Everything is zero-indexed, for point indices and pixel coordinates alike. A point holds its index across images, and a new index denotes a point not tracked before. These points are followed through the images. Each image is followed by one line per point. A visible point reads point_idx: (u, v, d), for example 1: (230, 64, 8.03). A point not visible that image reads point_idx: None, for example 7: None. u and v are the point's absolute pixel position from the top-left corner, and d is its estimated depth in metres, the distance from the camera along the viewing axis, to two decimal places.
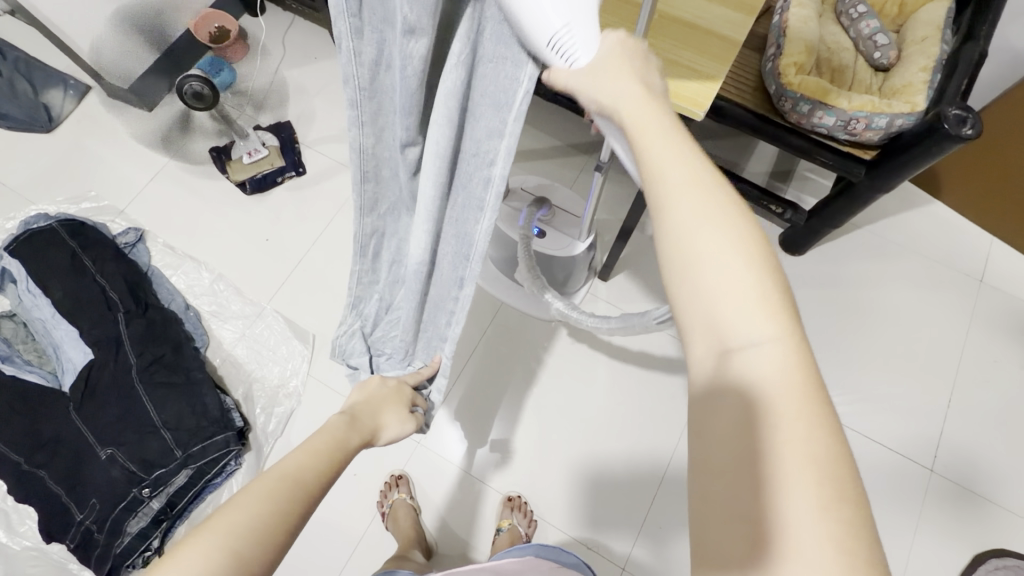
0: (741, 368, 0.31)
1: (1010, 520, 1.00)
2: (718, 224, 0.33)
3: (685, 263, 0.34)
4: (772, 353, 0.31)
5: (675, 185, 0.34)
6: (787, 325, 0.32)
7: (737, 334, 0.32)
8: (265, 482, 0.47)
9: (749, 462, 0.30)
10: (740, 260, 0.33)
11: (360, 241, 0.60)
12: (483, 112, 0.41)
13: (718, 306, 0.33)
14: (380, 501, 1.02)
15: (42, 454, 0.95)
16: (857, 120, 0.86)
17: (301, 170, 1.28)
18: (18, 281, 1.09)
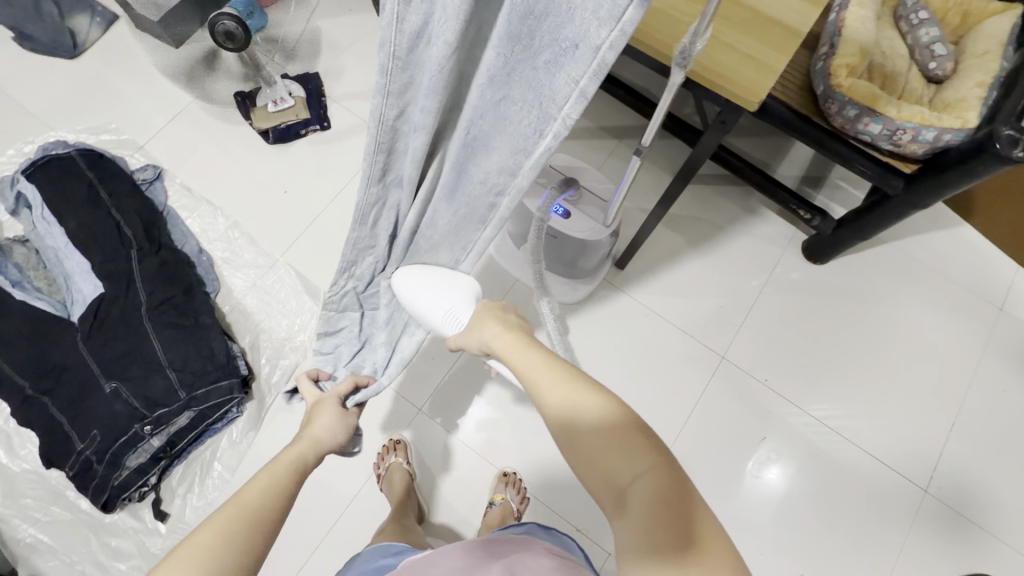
0: (635, 491, 0.43)
1: (998, 547, 1.00)
2: (591, 404, 0.48)
3: (577, 440, 0.47)
4: (650, 483, 0.43)
5: (555, 386, 0.51)
6: (652, 453, 0.44)
7: (623, 475, 0.44)
8: (218, 519, 0.51)
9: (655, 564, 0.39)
10: (605, 425, 0.47)
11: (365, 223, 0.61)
12: (523, 98, 0.43)
13: (602, 463, 0.46)
14: (378, 462, 1.03)
15: (46, 381, 0.95)
16: (903, 131, 0.84)
17: (325, 124, 1.25)
18: (34, 206, 1.08)
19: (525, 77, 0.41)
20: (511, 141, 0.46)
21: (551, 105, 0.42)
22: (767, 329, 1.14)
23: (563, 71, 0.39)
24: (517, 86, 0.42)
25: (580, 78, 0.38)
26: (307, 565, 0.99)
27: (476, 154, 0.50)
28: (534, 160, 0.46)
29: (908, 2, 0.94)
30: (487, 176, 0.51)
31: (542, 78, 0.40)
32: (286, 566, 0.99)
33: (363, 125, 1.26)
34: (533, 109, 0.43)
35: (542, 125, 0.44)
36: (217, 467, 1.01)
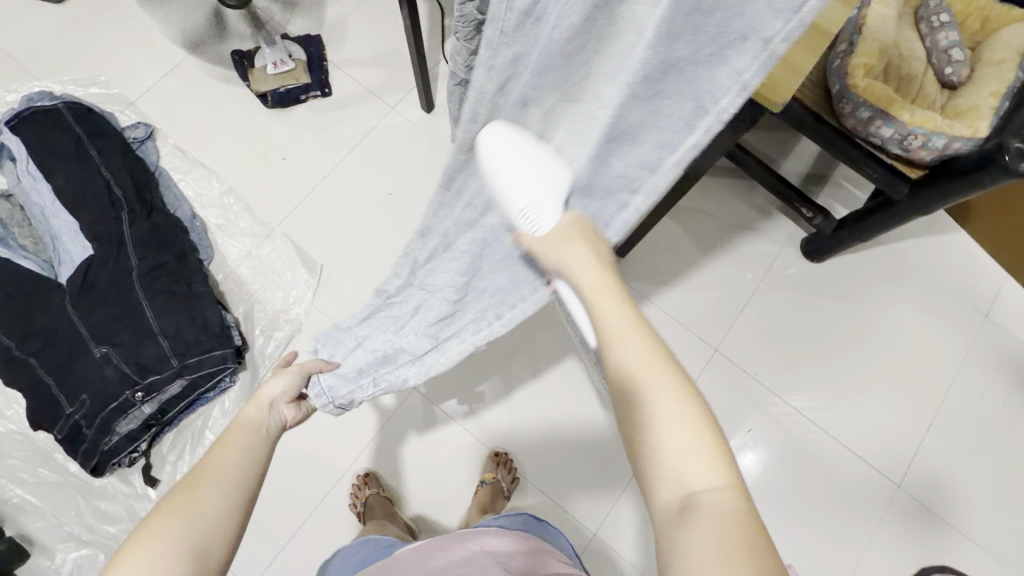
0: (687, 464, 0.42)
1: (962, 542, 1.05)
2: (673, 395, 0.45)
3: (654, 420, 0.44)
4: (721, 498, 0.40)
5: (650, 370, 0.46)
6: (728, 469, 0.42)
7: (694, 478, 0.42)
8: (194, 489, 0.49)
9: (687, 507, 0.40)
10: (689, 416, 0.44)
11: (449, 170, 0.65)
12: (678, 96, 0.47)
13: (672, 457, 0.43)
14: (352, 501, 1.01)
15: (33, 343, 0.93)
16: (914, 137, 0.83)
17: (326, 91, 1.21)
18: (18, 160, 1.04)
19: (686, 74, 0.45)
20: (659, 136, 0.51)
21: (708, 101, 0.46)
22: (761, 323, 1.16)
23: (728, 66, 0.43)
24: (672, 79, 0.46)
25: (746, 72, 0.42)
26: (297, 533, 1.00)
27: (618, 147, 0.54)
28: (680, 154, 0.51)
29: (930, 3, 0.93)
30: (628, 169, 0.55)
31: (702, 74, 0.44)
32: (277, 533, 1.00)
33: (366, 94, 1.22)
34: (687, 101, 0.47)
35: (694, 120, 0.48)
36: (209, 436, 1.01)
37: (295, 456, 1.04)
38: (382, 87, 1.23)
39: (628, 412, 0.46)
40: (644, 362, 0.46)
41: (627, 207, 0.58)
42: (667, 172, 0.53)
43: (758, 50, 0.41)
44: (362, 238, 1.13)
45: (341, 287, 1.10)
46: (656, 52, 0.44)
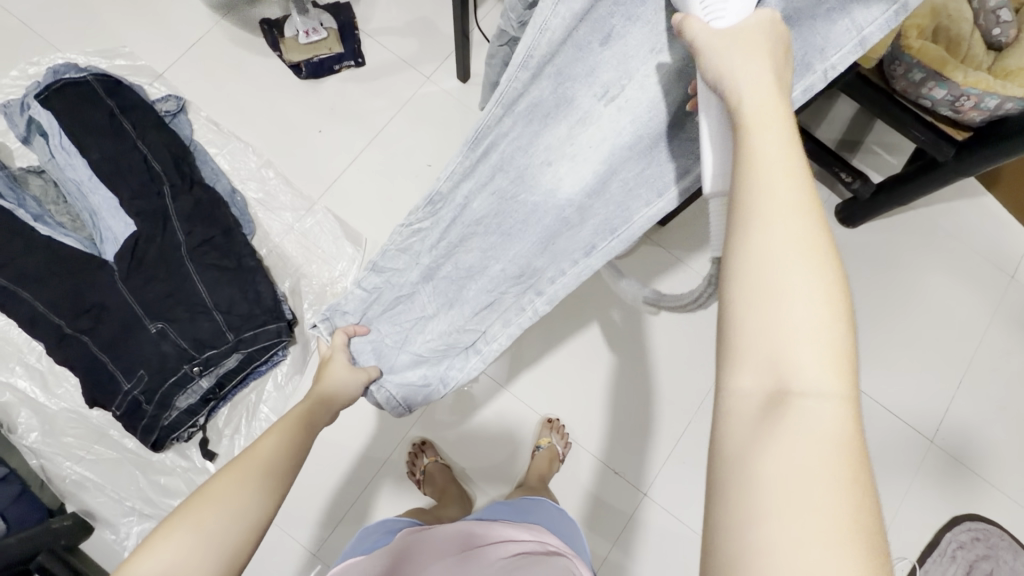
0: (807, 404, 0.27)
1: (990, 491, 1.11)
2: (806, 269, 0.29)
3: (766, 294, 0.29)
4: (828, 411, 0.27)
5: (775, 217, 0.30)
6: (852, 380, 0.28)
7: (800, 376, 0.27)
8: (233, 472, 0.52)
9: (801, 462, 0.25)
10: (820, 291, 0.29)
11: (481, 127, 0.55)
12: (790, 52, 0.46)
13: (780, 337, 0.28)
14: (411, 469, 1.04)
15: (84, 321, 0.91)
16: (967, 97, 0.83)
17: (360, 60, 1.19)
18: (49, 134, 1.00)
19: (802, 27, 0.44)
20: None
21: (820, 57, 0.46)
22: None
23: (849, 18, 0.44)
24: (793, 30, 0.44)
25: (868, 25, 0.44)
26: (358, 500, 1.04)
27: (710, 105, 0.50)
28: (781, 116, 0.49)
29: None
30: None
31: (820, 27, 0.44)
32: (339, 500, 1.03)
33: (400, 64, 1.20)
34: (796, 61, 0.46)
35: (798, 83, 0.47)
36: (264, 410, 1.02)
37: (350, 427, 1.06)
38: (416, 57, 1.21)
39: (732, 268, 0.30)
40: (766, 204, 0.31)
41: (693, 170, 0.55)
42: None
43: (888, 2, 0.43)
44: (405, 210, 1.13)
45: None
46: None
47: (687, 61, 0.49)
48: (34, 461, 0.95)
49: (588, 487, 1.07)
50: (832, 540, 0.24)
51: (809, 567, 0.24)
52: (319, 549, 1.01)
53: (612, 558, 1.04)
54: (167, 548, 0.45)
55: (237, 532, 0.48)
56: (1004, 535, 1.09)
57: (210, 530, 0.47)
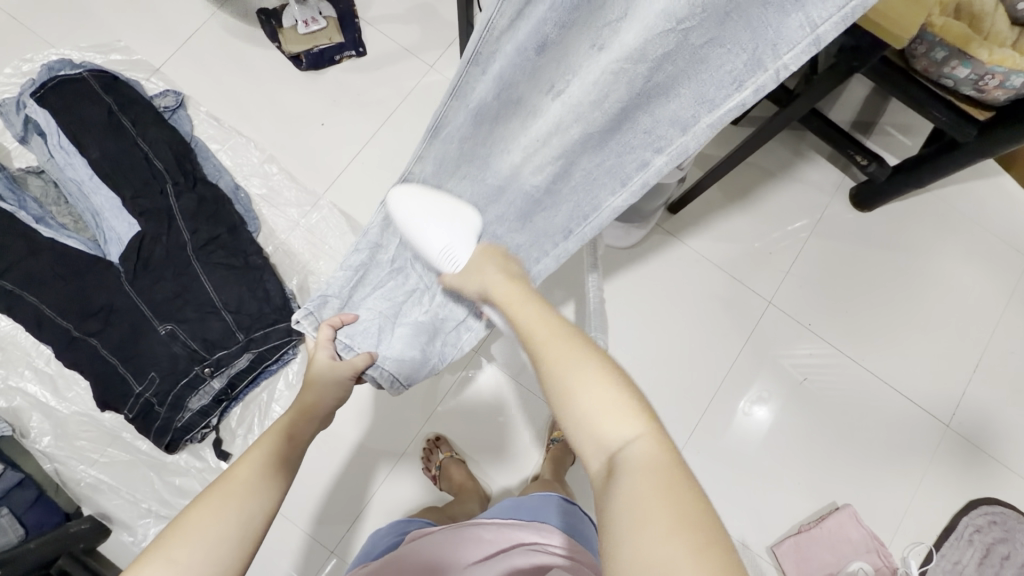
0: (627, 458, 0.39)
1: (1005, 474, 1.11)
2: (587, 368, 0.44)
3: (568, 394, 0.44)
4: (640, 450, 0.40)
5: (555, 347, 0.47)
6: (647, 421, 0.41)
7: (609, 437, 0.41)
8: (220, 491, 0.51)
9: (642, 503, 0.36)
10: (606, 382, 0.43)
11: (438, 117, 0.57)
12: (738, 42, 0.44)
13: (594, 424, 0.42)
14: (426, 465, 1.04)
15: (92, 323, 0.90)
16: (992, 75, 0.79)
17: (361, 50, 1.16)
18: (47, 134, 0.98)
19: (750, 14, 0.42)
20: (699, 89, 0.47)
21: (768, 54, 0.43)
22: (813, 275, 1.17)
23: (803, 12, 0.40)
24: (734, 22, 0.43)
25: (822, 21, 0.40)
26: (374, 496, 1.04)
27: (653, 100, 0.50)
28: (717, 114, 0.48)
29: None
30: (656, 126, 0.51)
31: (771, 18, 0.41)
32: (356, 497, 1.04)
33: (402, 53, 1.17)
34: (739, 56, 0.44)
35: (738, 83, 0.45)
36: (276, 408, 1.02)
37: (364, 423, 1.06)
38: (419, 45, 1.18)
39: (549, 393, 0.45)
40: (553, 345, 0.47)
41: (648, 166, 0.54)
42: (701, 132, 0.49)
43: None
44: None
45: None
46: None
47: (625, 59, 0.49)
48: (48, 465, 0.95)
49: None
50: (673, 537, 0.34)
51: (665, 563, 0.33)
52: (336, 545, 1.02)
53: None
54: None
55: (219, 559, 0.47)
56: (1021, 518, 1.08)
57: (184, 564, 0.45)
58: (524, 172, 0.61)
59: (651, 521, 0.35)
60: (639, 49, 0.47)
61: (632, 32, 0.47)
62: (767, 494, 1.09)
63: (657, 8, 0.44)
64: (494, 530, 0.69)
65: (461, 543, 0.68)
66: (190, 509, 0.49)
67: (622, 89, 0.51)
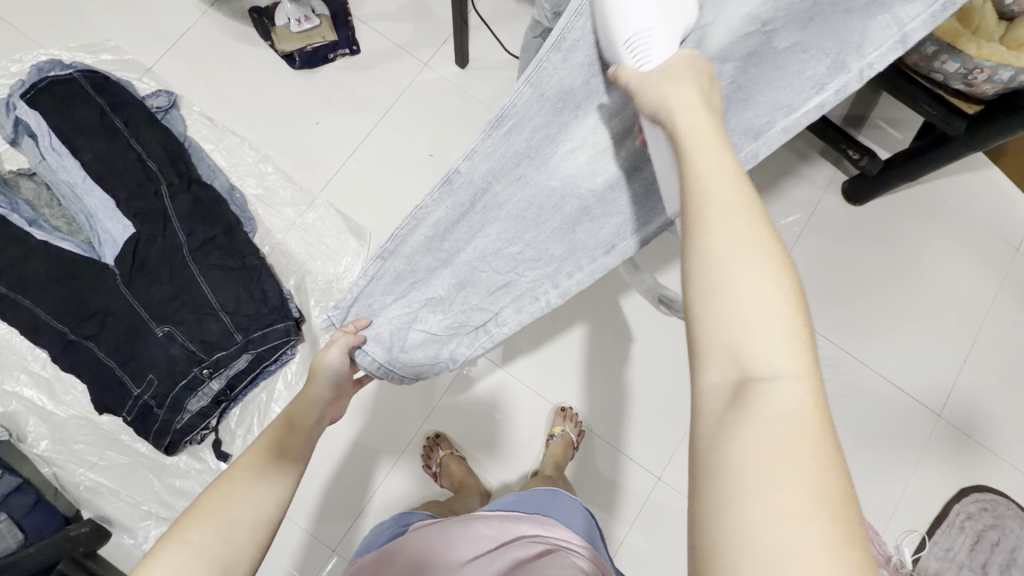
0: (775, 394, 0.29)
1: (995, 462, 1.13)
2: (761, 272, 0.32)
3: (721, 290, 0.32)
4: (789, 392, 0.29)
5: (726, 221, 0.34)
6: (810, 365, 0.31)
7: (759, 363, 0.31)
8: (226, 487, 0.51)
9: (780, 461, 0.27)
10: (774, 290, 0.32)
11: (506, 106, 0.52)
12: (814, 50, 0.54)
13: (736, 337, 0.31)
14: (426, 463, 1.04)
15: (89, 326, 0.89)
16: (980, 70, 0.80)
17: (355, 48, 1.15)
18: (39, 136, 0.97)
19: (833, 22, 0.52)
20: (777, 96, 0.57)
21: (848, 57, 0.54)
22: (807, 268, 1.18)
23: (890, 15, 0.52)
24: (815, 28, 0.53)
25: (908, 21, 0.52)
26: (375, 494, 1.05)
27: (732, 107, 0.58)
28: (800, 113, 0.58)
29: None
30: (731, 134, 0.59)
31: (852, 23, 0.52)
32: (357, 495, 1.04)
33: (396, 50, 1.17)
34: (820, 61, 0.55)
35: (818, 86, 0.56)
36: (276, 409, 1.02)
37: (363, 421, 1.06)
38: (412, 43, 1.17)
39: (688, 274, 0.34)
40: (723, 210, 0.35)
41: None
42: (773, 137, 0.59)
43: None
44: (409, 202, 1.11)
45: None
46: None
47: (710, 63, 0.53)
48: (47, 469, 0.95)
49: (602, 473, 1.08)
50: (807, 517, 0.26)
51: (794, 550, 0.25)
52: (338, 543, 1.02)
53: (627, 542, 1.05)
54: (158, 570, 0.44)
55: (246, 533, 0.49)
56: (1011, 504, 1.10)
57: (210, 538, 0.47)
58: (584, 175, 0.60)
59: (786, 493, 0.26)
60: (723, 52, 0.53)
61: (719, 35, 0.52)
62: None
63: (744, 12, 0.51)
64: (498, 519, 0.71)
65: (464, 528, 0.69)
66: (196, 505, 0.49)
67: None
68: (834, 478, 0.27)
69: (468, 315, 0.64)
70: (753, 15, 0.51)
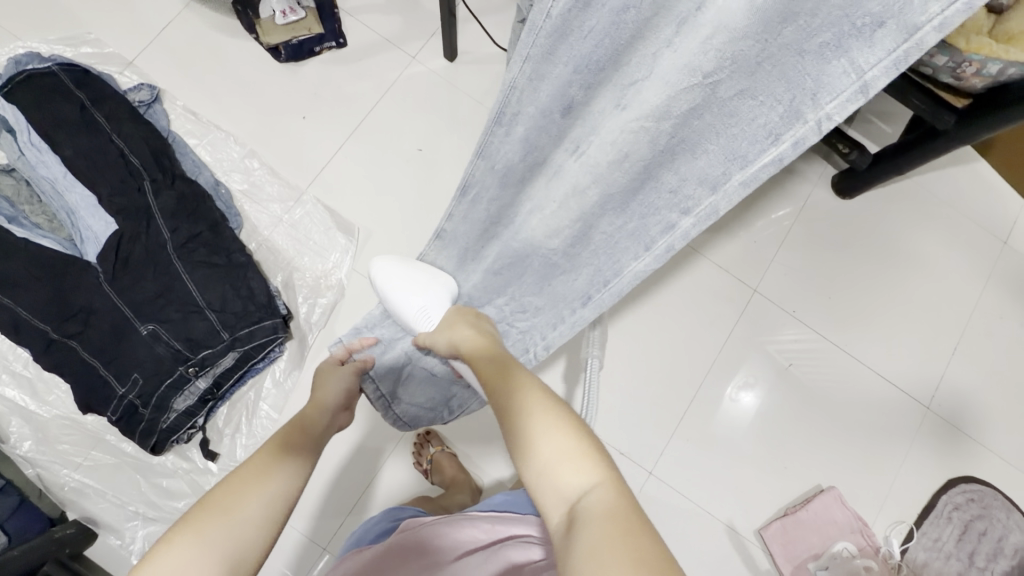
0: (585, 508, 0.42)
1: (983, 453, 1.14)
2: (548, 424, 0.49)
3: (528, 451, 0.49)
4: (597, 497, 0.43)
5: (520, 415, 0.52)
6: (602, 470, 0.45)
7: (568, 488, 0.45)
8: (233, 483, 0.50)
9: (603, 554, 0.37)
10: (564, 434, 0.48)
11: (467, 178, 0.65)
12: (766, 96, 0.43)
13: (552, 470, 0.46)
14: (417, 460, 1.04)
15: (71, 325, 0.88)
16: (969, 63, 0.79)
17: (342, 41, 1.14)
18: (17, 130, 0.95)
19: (784, 63, 0.41)
20: (727, 145, 0.47)
21: (809, 102, 0.41)
22: (798, 262, 1.19)
23: (844, 57, 0.38)
24: (767, 71, 0.42)
25: (869, 67, 0.38)
26: (366, 492, 1.04)
27: (676, 158, 0.51)
28: (752, 171, 0.47)
29: None
30: (682, 184, 0.52)
31: (807, 64, 0.40)
32: (348, 493, 1.03)
33: (384, 43, 1.15)
34: (767, 113, 0.44)
35: (773, 137, 0.44)
36: (264, 408, 1.01)
37: (353, 419, 1.05)
38: (400, 36, 1.16)
39: (524, 473, 0.48)
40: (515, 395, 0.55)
41: (674, 228, 0.55)
42: (732, 190, 0.49)
43: (894, 38, 0.36)
44: (397, 198, 1.10)
45: (380, 249, 1.07)
46: (756, 38, 0.41)
47: (649, 118, 0.50)
48: (30, 470, 0.93)
49: None
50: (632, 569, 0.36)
51: None
52: (329, 542, 1.01)
53: None
54: (166, 564, 0.43)
55: (254, 529, 0.48)
56: (998, 495, 1.11)
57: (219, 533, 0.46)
58: (544, 237, 0.65)
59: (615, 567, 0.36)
60: (663, 107, 0.48)
61: (654, 91, 0.48)
62: (755, 480, 1.10)
63: (680, 62, 0.45)
64: (491, 521, 0.69)
65: (457, 532, 0.67)
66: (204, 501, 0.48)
67: (645, 146, 0.52)
68: (643, 542, 0.38)
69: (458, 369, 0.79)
70: (693, 61, 0.44)
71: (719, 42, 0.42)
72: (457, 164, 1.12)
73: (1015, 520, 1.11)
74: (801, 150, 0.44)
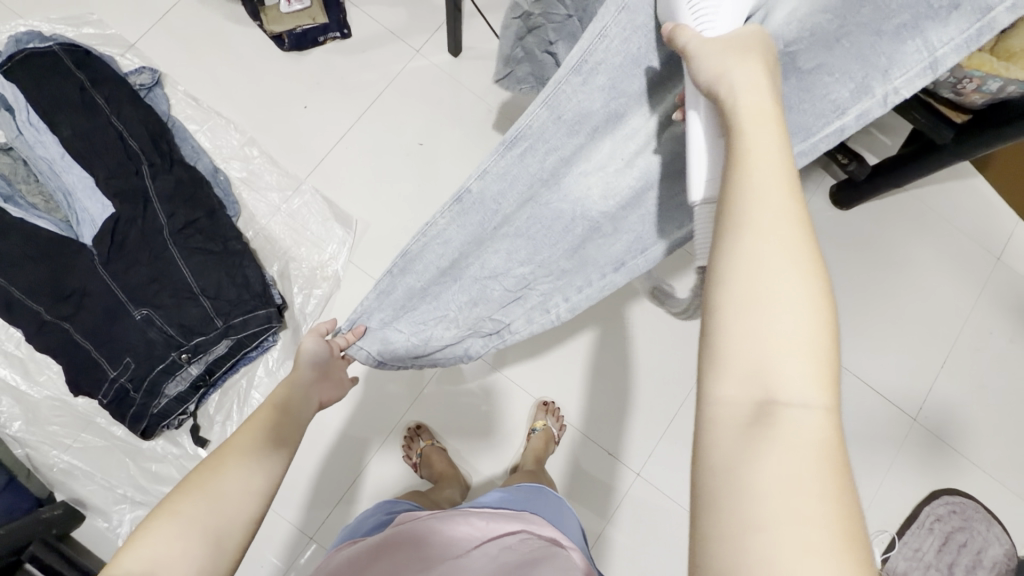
0: (798, 425, 0.28)
1: (966, 465, 1.15)
2: (795, 279, 0.30)
3: (742, 228, 0.32)
4: (815, 423, 0.28)
5: (780, 268, 0.30)
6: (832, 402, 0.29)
7: (784, 386, 0.28)
8: (211, 467, 0.50)
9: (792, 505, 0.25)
10: (807, 309, 0.30)
11: (520, 129, 0.55)
12: (866, 60, 0.44)
13: (759, 349, 0.29)
14: (406, 453, 1.04)
15: (65, 307, 0.87)
16: (970, 80, 0.78)
17: (346, 32, 1.13)
18: (16, 109, 0.94)
19: (862, 40, 0.43)
20: (799, 119, 0.48)
21: (886, 76, 0.44)
22: None
23: (920, 37, 0.42)
24: (848, 48, 0.44)
25: (942, 45, 0.42)
26: (355, 483, 1.04)
27: (750, 128, 0.50)
28: (838, 129, 0.47)
29: None
30: (752, 152, 0.51)
31: (887, 42, 0.43)
32: (336, 484, 1.04)
33: (388, 36, 1.15)
34: (836, 87, 0.46)
35: (840, 113, 0.47)
36: (256, 395, 1.01)
37: (346, 410, 1.06)
38: (404, 29, 1.15)
39: (715, 275, 0.32)
40: (767, 173, 0.33)
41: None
42: (792, 161, 0.50)
43: (970, 19, 0.41)
44: (395, 191, 1.10)
45: (379, 243, 1.07)
46: (844, 13, 0.41)
47: (714, 89, 0.48)
48: (19, 450, 0.93)
49: (582, 468, 1.09)
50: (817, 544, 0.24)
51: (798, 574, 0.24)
52: (316, 531, 1.02)
53: (606, 534, 1.07)
54: (144, 551, 0.43)
55: (235, 514, 0.48)
56: (979, 508, 1.12)
57: (197, 522, 0.46)
58: (595, 203, 0.60)
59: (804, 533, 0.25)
60: (743, 72, 0.47)
61: (745, 61, 0.45)
62: None
63: (777, 22, 0.45)
64: (486, 519, 0.70)
65: (452, 527, 0.68)
66: (181, 487, 0.48)
67: (712, 117, 0.51)
68: (841, 518, 0.25)
69: (479, 324, 0.72)
70: (785, 29, 0.45)
71: (815, 13, 0.42)
72: (457, 160, 1.12)
73: (995, 533, 1.12)
74: (864, 123, 0.47)
